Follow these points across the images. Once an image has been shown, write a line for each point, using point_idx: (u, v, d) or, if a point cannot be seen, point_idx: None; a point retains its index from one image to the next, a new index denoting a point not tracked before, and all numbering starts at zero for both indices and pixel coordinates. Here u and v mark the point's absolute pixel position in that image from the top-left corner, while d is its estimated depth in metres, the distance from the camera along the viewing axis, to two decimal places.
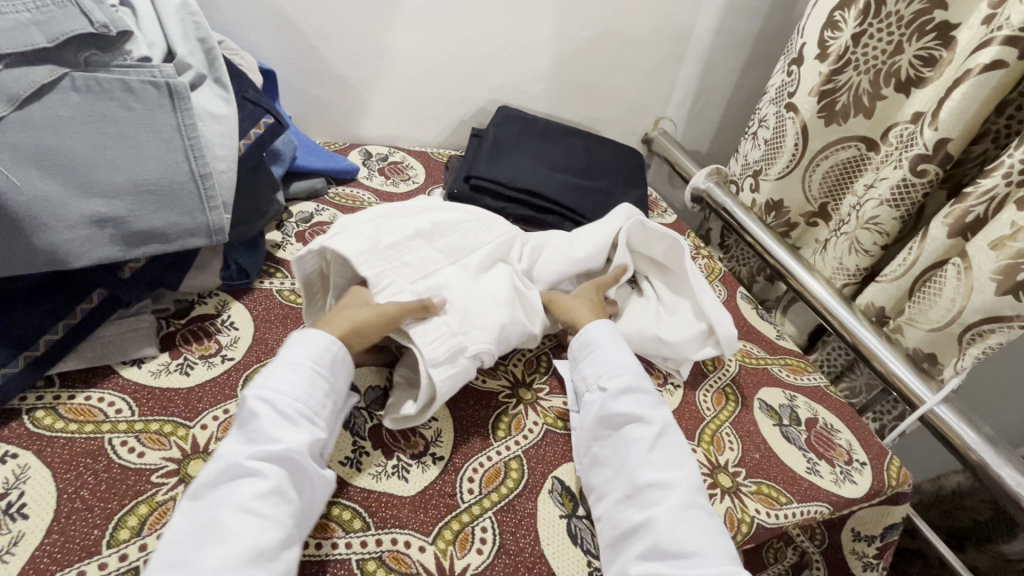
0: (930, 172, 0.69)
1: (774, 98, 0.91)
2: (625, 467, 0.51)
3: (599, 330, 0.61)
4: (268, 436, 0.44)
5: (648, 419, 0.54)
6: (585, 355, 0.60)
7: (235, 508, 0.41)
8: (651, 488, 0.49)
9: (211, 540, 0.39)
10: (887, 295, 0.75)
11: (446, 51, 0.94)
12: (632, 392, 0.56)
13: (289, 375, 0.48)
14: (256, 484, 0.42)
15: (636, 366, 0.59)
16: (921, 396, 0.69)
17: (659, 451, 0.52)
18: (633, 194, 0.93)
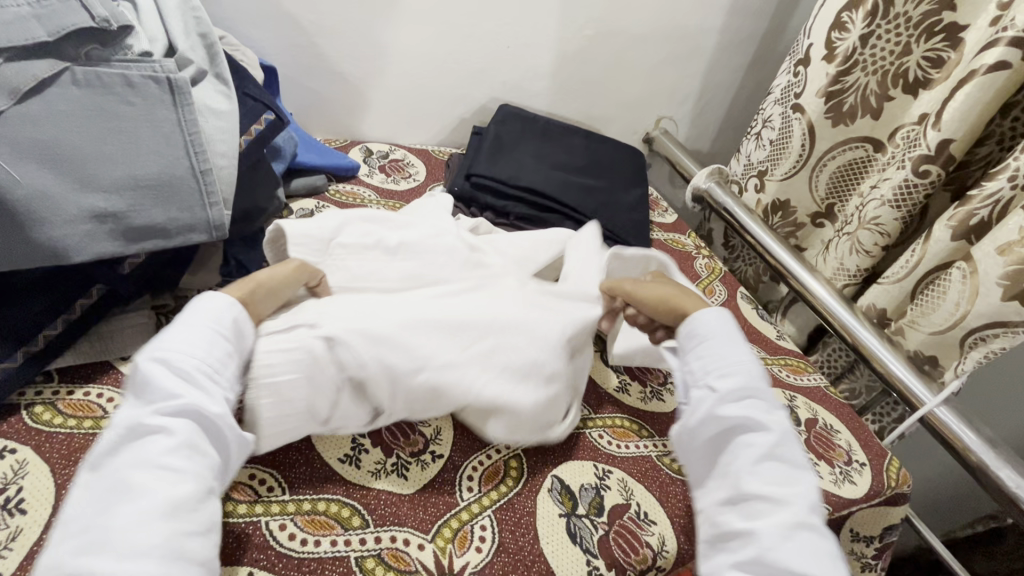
0: (932, 173, 0.69)
1: (780, 99, 0.90)
2: (729, 471, 0.45)
3: (711, 320, 0.52)
4: (169, 391, 0.39)
5: (763, 426, 0.45)
6: (691, 345, 0.52)
7: (140, 466, 0.36)
8: (757, 500, 0.43)
9: (115, 503, 0.35)
10: (888, 297, 0.75)
11: (449, 49, 0.94)
12: (747, 395, 0.47)
13: (191, 323, 0.43)
14: (164, 439, 0.38)
15: (754, 362, 0.50)
16: (921, 399, 0.70)
17: (775, 463, 0.44)
18: (634, 194, 0.93)
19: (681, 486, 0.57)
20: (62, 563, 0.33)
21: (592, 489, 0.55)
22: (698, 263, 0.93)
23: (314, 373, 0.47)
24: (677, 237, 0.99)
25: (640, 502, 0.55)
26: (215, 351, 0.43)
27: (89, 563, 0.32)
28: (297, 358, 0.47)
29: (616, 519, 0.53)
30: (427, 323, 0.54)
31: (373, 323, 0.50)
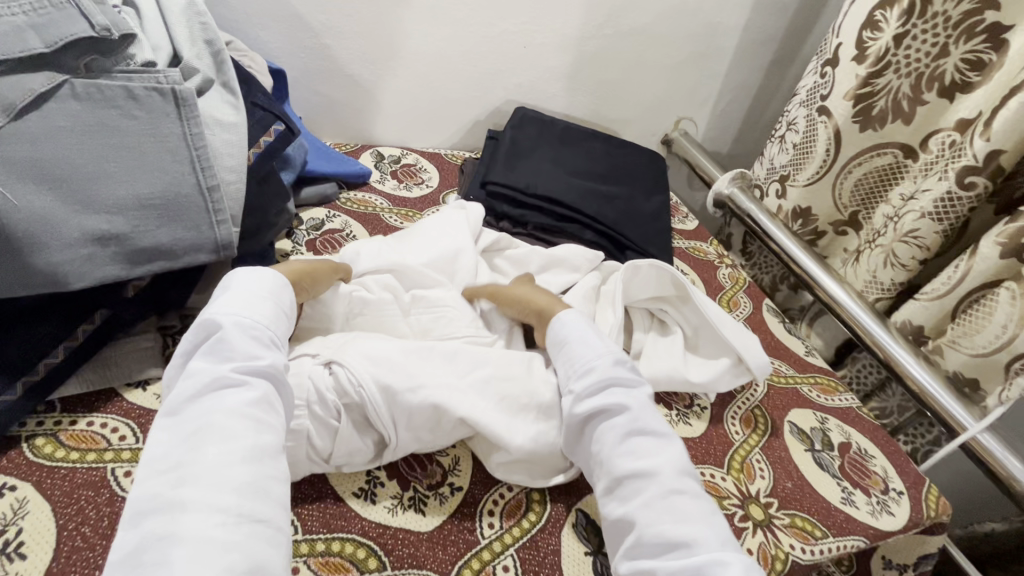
0: (979, 185, 0.66)
1: (805, 100, 0.85)
2: (602, 462, 0.48)
3: (568, 323, 0.57)
4: (246, 352, 0.44)
5: (623, 408, 0.50)
6: (558, 349, 0.56)
7: (224, 414, 0.40)
8: (630, 479, 0.47)
9: (204, 446, 0.38)
10: (927, 314, 0.71)
11: (463, 50, 0.91)
12: (604, 384, 0.51)
13: (258, 295, 0.48)
14: (242, 393, 0.42)
15: (607, 351, 0.54)
16: (963, 424, 0.66)
17: (637, 439, 0.48)
18: (654, 201, 0.89)
19: None
20: (159, 494, 0.36)
21: None
22: (720, 273, 0.90)
23: (310, 400, 0.47)
24: (699, 245, 0.95)
25: None
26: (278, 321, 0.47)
27: (186, 493, 0.36)
28: (301, 385, 0.48)
29: None
30: (440, 349, 0.53)
31: (373, 348, 0.51)
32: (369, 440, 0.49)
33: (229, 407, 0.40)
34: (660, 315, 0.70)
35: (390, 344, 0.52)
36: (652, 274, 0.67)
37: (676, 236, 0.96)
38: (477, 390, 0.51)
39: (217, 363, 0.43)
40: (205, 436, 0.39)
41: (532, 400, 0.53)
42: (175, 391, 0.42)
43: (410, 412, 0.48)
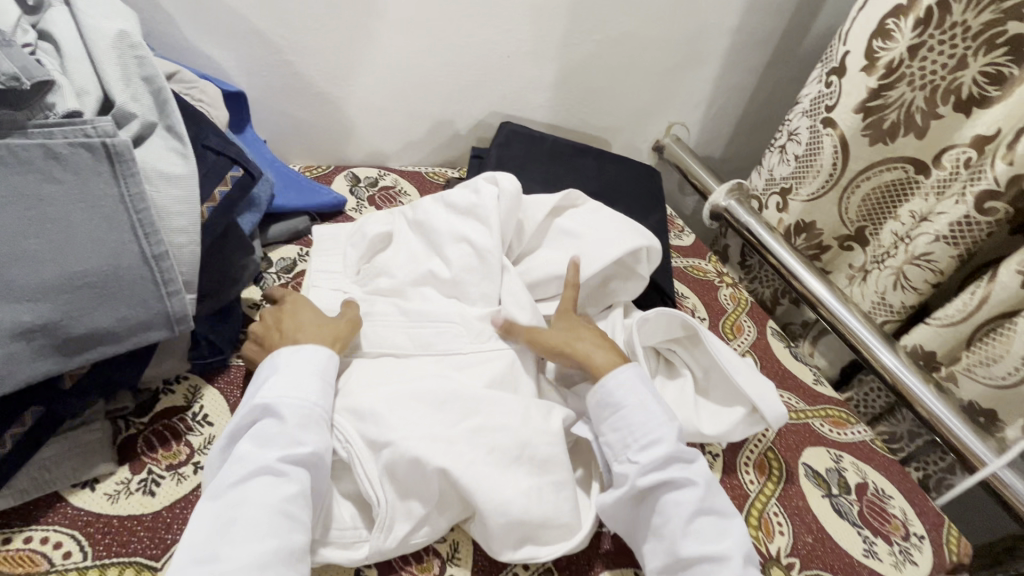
0: (998, 211, 0.62)
1: (809, 110, 0.81)
2: (668, 539, 0.47)
3: (622, 382, 0.54)
4: (293, 438, 0.44)
5: (689, 483, 0.49)
6: (605, 413, 0.54)
7: (261, 507, 0.40)
8: (700, 561, 0.46)
9: (238, 540, 0.39)
10: (941, 341, 0.68)
11: (441, 62, 0.84)
12: (668, 460, 0.50)
13: (307, 378, 0.48)
14: (281, 487, 0.42)
15: (669, 421, 0.52)
16: (982, 459, 0.63)
17: (702, 519, 0.47)
18: (653, 220, 0.84)
19: None
20: None
21: None
22: (722, 295, 0.85)
23: None
24: (698, 263, 0.90)
25: None
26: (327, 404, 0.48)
27: None
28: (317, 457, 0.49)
29: None
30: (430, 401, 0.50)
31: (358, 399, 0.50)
32: (358, 516, 0.48)
33: (264, 502, 0.41)
34: (668, 355, 0.66)
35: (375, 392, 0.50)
36: (660, 320, 0.62)
37: (673, 254, 0.91)
38: (472, 454, 0.47)
39: (265, 450, 0.43)
40: (241, 532, 0.39)
41: (526, 452, 0.49)
42: (222, 473, 0.43)
43: (394, 468, 0.46)
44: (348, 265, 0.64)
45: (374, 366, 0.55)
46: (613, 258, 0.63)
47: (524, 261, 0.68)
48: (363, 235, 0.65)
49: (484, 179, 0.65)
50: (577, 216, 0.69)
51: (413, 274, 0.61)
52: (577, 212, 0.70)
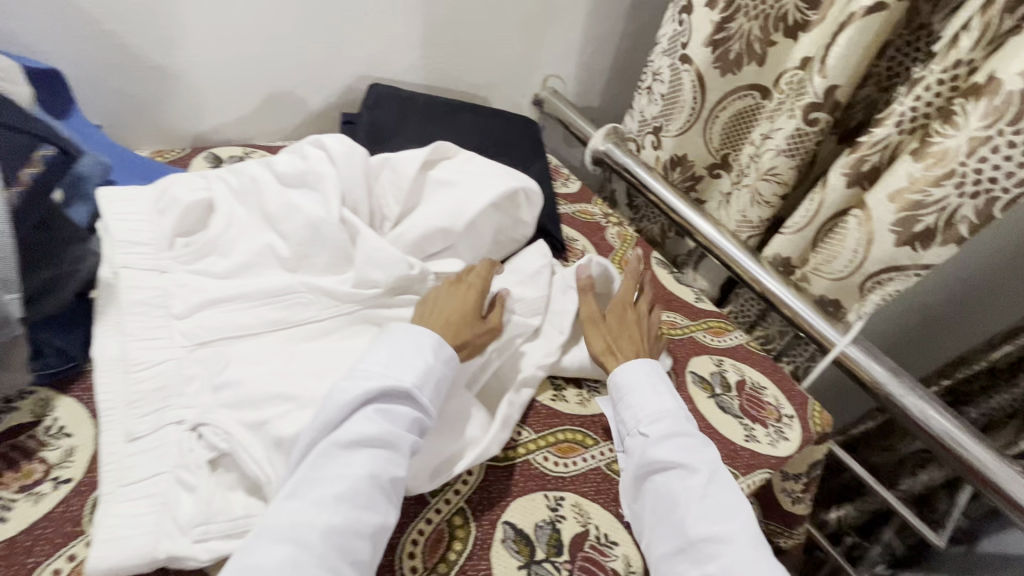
0: (821, 122, 0.70)
1: (667, 49, 0.85)
2: (674, 520, 0.48)
3: (631, 370, 0.58)
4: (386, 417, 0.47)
5: (695, 466, 0.50)
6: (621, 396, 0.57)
7: (369, 481, 0.44)
8: (705, 541, 0.46)
9: (347, 506, 0.43)
10: (793, 247, 0.76)
11: (291, 22, 0.79)
12: (676, 437, 0.53)
13: (408, 362, 0.50)
14: (392, 467, 0.46)
15: (677, 406, 0.55)
16: (831, 340, 0.73)
17: (714, 499, 0.48)
18: (535, 168, 0.86)
19: None
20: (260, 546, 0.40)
21: (547, 526, 0.50)
22: (609, 234, 0.89)
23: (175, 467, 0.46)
24: (585, 208, 0.94)
25: (598, 525, 0.52)
26: (427, 386, 0.50)
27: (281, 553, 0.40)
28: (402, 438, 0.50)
29: (577, 552, 0.49)
30: (315, 361, 0.54)
31: (246, 385, 0.50)
32: (252, 503, 0.46)
33: (377, 477, 0.44)
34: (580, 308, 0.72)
35: (268, 368, 0.52)
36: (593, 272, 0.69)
37: (560, 202, 0.93)
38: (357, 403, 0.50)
39: (389, 426, 0.47)
40: (353, 500, 0.43)
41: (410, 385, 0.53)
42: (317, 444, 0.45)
43: (280, 442, 0.47)
44: (159, 237, 0.60)
45: (256, 349, 0.55)
46: (489, 201, 0.67)
47: (406, 221, 0.67)
48: (174, 202, 0.61)
49: (309, 144, 0.66)
50: (447, 167, 0.70)
51: (249, 249, 0.61)
52: (450, 164, 0.71)
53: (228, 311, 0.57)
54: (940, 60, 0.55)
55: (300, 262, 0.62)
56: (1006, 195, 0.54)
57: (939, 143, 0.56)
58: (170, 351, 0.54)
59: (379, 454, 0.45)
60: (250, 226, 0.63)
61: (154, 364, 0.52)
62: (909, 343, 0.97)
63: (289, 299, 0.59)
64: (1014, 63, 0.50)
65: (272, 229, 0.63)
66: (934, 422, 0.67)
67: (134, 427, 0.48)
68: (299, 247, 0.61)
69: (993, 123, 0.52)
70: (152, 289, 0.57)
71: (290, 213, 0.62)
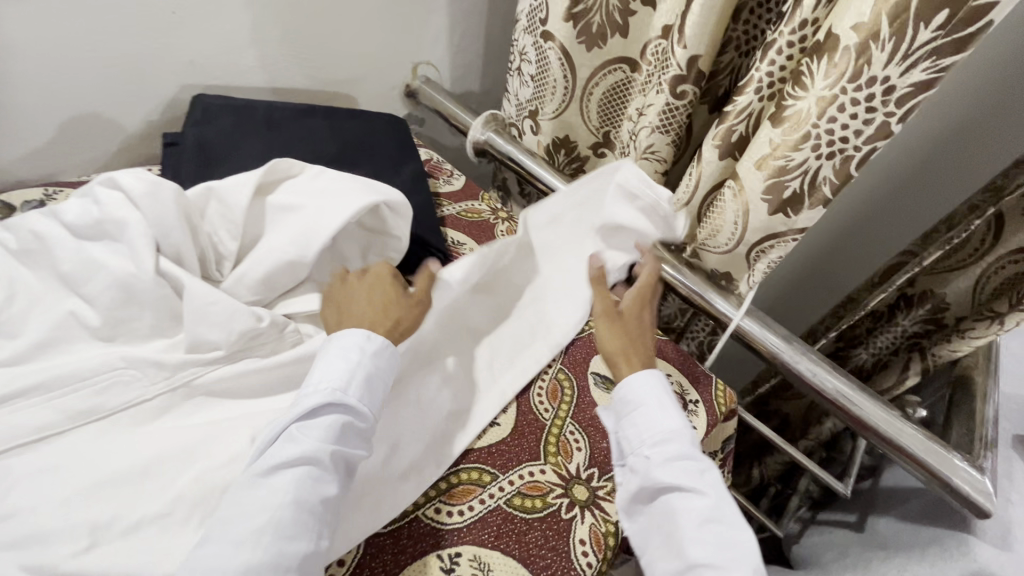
0: (688, 94, 0.66)
1: (528, 27, 0.80)
2: (674, 541, 0.47)
3: (640, 382, 0.55)
4: (321, 431, 0.45)
5: (700, 490, 0.48)
6: (625, 410, 0.54)
7: (295, 506, 0.42)
8: (704, 567, 0.45)
9: (271, 538, 0.40)
10: (679, 223, 0.73)
11: (72, 30, 0.65)
12: (680, 460, 0.50)
13: (344, 368, 0.48)
14: (322, 488, 0.43)
15: (683, 425, 0.52)
16: (728, 316, 0.71)
17: (714, 526, 0.47)
18: (406, 171, 0.78)
19: (537, 528, 0.50)
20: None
21: None
22: (499, 231, 0.83)
23: None
24: (471, 206, 0.87)
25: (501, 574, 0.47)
26: (364, 392, 0.48)
27: None
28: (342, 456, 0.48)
29: None
30: (132, 457, 0.44)
31: (39, 507, 0.40)
32: None
33: (302, 502, 0.42)
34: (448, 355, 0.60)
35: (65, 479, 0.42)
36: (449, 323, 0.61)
37: (443, 203, 0.86)
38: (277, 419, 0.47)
39: (318, 444, 0.44)
40: (279, 528, 0.41)
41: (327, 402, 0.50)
42: (252, 468, 0.43)
43: None
44: None
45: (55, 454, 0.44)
46: (342, 221, 0.57)
47: (247, 258, 0.57)
48: None
49: (99, 181, 0.52)
50: (296, 186, 0.61)
51: (44, 325, 0.49)
52: (294, 183, 0.61)
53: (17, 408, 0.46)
54: (787, 22, 0.52)
55: (116, 329, 0.51)
56: (858, 154, 0.52)
57: (792, 106, 0.52)
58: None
59: (309, 476, 0.43)
60: (40, 294, 0.50)
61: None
62: (810, 282, 1.03)
63: (94, 381, 0.49)
64: (846, 15, 0.47)
65: (74, 291, 0.50)
66: (828, 385, 0.68)
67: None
68: (111, 314, 0.50)
69: (836, 82, 0.48)
70: None
71: (90, 273, 0.50)
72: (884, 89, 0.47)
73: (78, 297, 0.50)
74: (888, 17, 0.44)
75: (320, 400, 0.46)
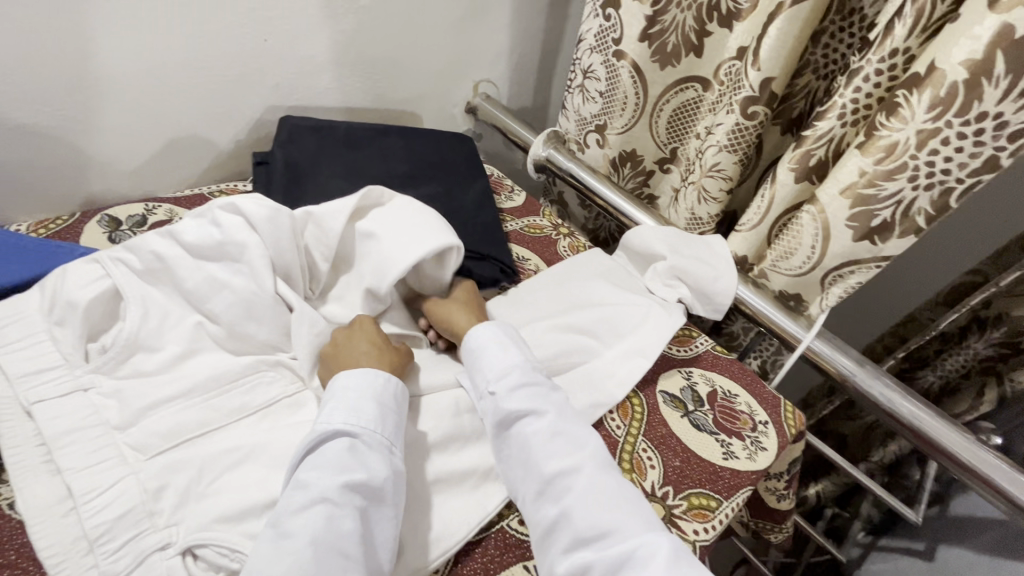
0: (759, 115, 0.67)
1: (596, 46, 0.80)
2: (529, 463, 0.50)
3: (482, 333, 0.58)
4: (330, 462, 0.45)
5: (543, 410, 0.52)
6: (473, 360, 0.57)
7: (315, 539, 0.41)
8: (560, 477, 0.49)
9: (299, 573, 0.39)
10: (748, 245, 0.74)
11: (176, 59, 0.71)
12: (523, 387, 0.53)
13: (342, 405, 0.49)
14: (339, 521, 0.42)
15: (525, 360, 0.56)
16: (797, 337, 0.71)
17: (562, 437, 0.51)
18: (475, 188, 0.81)
19: None
20: None
21: None
22: (561, 247, 0.85)
23: None
24: (533, 221, 0.89)
25: None
26: (363, 420, 0.48)
27: None
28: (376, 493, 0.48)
29: None
30: (253, 466, 0.48)
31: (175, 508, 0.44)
32: None
33: (320, 538, 0.41)
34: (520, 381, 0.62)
35: (195, 482, 0.46)
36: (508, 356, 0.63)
37: (507, 218, 0.88)
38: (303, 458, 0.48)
39: (324, 478, 0.44)
40: (303, 568, 0.39)
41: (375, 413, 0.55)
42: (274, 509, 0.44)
43: None
44: (64, 339, 0.52)
45: (182, 459, 0.47)
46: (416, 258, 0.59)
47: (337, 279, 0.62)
48: (70, 306, 0.53)
49: (219, 206, 0.56)
50: (379, 216, 0.63)
51: (171, 337, 0.54)
52: (379, 212, 0.64)
53: (152, 414, 0.49)
54: (876, 50, 0.52)
55: (235, 340, 0.56)
56: (959, 186, 0.52)
57: (886, 137, 0.53)
58: (118, 468, 0.46)
59: (319, 511, 0.42)
60: (163, 309, 0.55)
61: (110, 485, 0.44)
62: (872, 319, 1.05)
63: (218, 387, 0.53)
64: (953, 50, 0.47)
65: (198, 307, 0.56)
66: (902, 409, 0.67)
67: (109, 569, 0.41)
68: (232, 326, 0.55)
69: (940, 115, 0.49)
70: (60, 386, 0.50)
71: (216, 289, 0.55)
72: (996, 124, 0.47)
73: (202, 312, 0.56)
74: (1004, 54, 0.44)
75: (321, 434, 0.47)
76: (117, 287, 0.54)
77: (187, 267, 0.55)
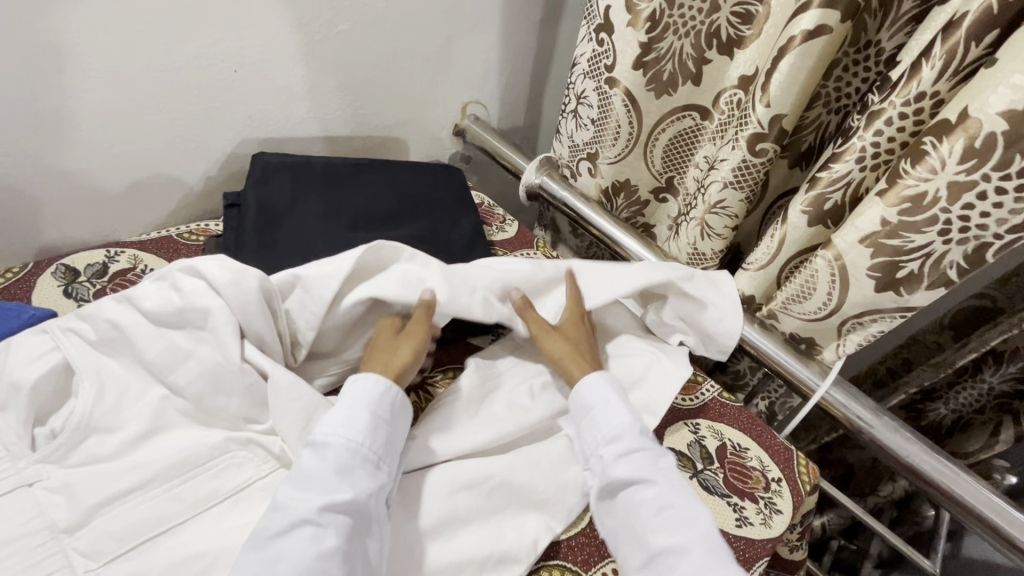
0: (768, 151, 0.62)
1: (589, 71, 0.76)
2: (637, 533, 0.49)
3: (593, 388, 0.56)
4: (319, 475, 0.45)
5: (651, 478, 0.50)
6: (582, 413, 0.56)
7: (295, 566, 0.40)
8: (665, 554, 0.47)
9: None
10: (756, 284, 0.69)
11: (137, 95, 0.65)
12: (634, 454, 0.52)
13: (335, 412, 0.49)
14: (322, 541, 0.42)
15: (634, 421, 0.54)
16: (813, 385, 0.67)
17: (669, 512, 0.48)
18: (466, 226, 0.76)
19: None
20: None
21: None
22: None
23: None
24: (527, 255, 0.84)
25: None
26: (352, 427, 0.48)
27: None
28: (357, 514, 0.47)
29: None
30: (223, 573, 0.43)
31: None
32: None
33: (302, 562, 0.40)
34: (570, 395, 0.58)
35: None
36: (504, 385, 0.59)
37: (500, 253, 0.83)
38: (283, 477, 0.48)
39: (309, 495, 0.43)
40: None
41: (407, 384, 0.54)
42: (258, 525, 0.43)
43: None
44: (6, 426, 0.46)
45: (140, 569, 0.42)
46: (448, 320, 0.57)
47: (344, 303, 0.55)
48: (14, 388, 0.47)
49: (179, 269, 0.51)
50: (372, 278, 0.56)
51: (131, 415, 0.49)
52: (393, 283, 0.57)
53: (109, 511, 0.44)
54: (900, 92, 0.48)
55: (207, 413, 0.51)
56: (998, 242, 0.48)
57: (913, 187, 0.48)
58: None
59: (302, 532, 0.42)
60: (121, 381, 0.49)
61: None
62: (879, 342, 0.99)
63: (183, 474, 0.48)
64: (990, 98, 0.42)
65: (161, 379, 0.50)
66: (924, 466, 0.62)
67: None
68: (202, 400, 0.50)
69: (975, 168, 0.45)
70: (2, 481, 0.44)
71: (181, 361, 0.50)
72: None
73: (166, 384, 0.51)
74: None
75: (311, 443, 0.47)
76: (66, 361, 0.48)
77: (146, 337, 0.49)
